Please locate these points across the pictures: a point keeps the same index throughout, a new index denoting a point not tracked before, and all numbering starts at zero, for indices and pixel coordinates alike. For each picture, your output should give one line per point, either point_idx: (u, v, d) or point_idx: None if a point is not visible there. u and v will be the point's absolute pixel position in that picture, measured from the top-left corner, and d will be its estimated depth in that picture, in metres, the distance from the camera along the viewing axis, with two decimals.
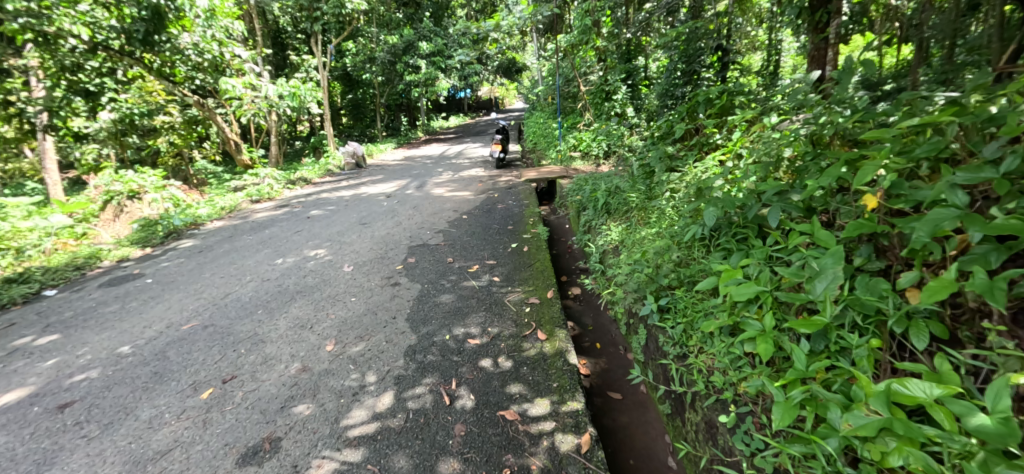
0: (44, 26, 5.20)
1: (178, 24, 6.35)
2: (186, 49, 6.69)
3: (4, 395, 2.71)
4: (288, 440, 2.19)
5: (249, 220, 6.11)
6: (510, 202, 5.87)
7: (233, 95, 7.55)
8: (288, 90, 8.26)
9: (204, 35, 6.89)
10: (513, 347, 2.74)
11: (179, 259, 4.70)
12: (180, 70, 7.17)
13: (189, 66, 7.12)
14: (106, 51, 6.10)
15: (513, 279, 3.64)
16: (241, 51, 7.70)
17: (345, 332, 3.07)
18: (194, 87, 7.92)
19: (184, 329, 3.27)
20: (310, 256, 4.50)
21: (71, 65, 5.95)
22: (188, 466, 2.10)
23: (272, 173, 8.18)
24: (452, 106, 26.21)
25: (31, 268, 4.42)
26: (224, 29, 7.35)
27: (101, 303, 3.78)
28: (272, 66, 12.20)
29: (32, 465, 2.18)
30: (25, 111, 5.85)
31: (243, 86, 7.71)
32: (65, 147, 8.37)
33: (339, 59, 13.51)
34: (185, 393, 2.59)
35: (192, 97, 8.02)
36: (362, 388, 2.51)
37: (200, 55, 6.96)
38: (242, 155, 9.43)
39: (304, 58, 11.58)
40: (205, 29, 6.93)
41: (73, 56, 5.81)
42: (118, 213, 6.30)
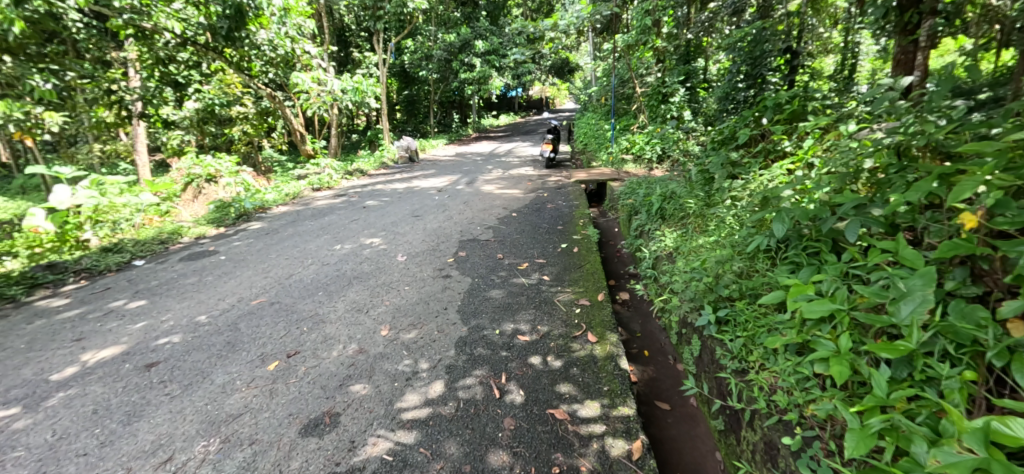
0: (144, 21, 5.81)
1: (256, 21, 6.63)
2: (263, 46, 7.09)
3: (101, 351, 3.02)
4: (346, 417, 2.30)
5: (310, 207, 6.41)
6: (559, 202, 5.84)
7: (303, 89, 7.90)
8: (351, 85, 8.69)
9: (278, 32, 7.18)
10: (563, 347, 2.73)
11: (248, 239, 5.04)
12: (256, 65, 7.68)
13: (263, 62, 7.62)
14: (194, 47, 6.65)
15: (563, 279, 3.63)
16: (312, 47, 8.07)
17: (399, 318, 3.19)
18: (267, 80, 8.45)
19: (253, 304, 3.52)
20: (366, 244, 4.69)
21: (165, 57, 6.65)
22: (256, 431, 2.25)
23: (332, 164, 8.62)
24: (503, 105, 26.15)
25: (124, 240, 4.88)
26: (297, 27, 7.77)
27: (181, 275, 4.12)
28: (336, 63, 12.87)
29: (126, 414, 2.43)
30: (124, 99, 6.60)
31: (311, 80, 8.08)
32: (154, 132, 9.12)
33: (399, 57, 14.04)
34: (254, 363, 2.78)
35: (266, 89, 8.58)
36: (414, 373, 2.59)
37: (273, 51, 7.39)
38: (306, 145, 9.94)
39: (366, 55, 11.96)
40: (280, 26, 7.20)
41: (166, 49, 6.50)
42: (197, 194, 6.75)
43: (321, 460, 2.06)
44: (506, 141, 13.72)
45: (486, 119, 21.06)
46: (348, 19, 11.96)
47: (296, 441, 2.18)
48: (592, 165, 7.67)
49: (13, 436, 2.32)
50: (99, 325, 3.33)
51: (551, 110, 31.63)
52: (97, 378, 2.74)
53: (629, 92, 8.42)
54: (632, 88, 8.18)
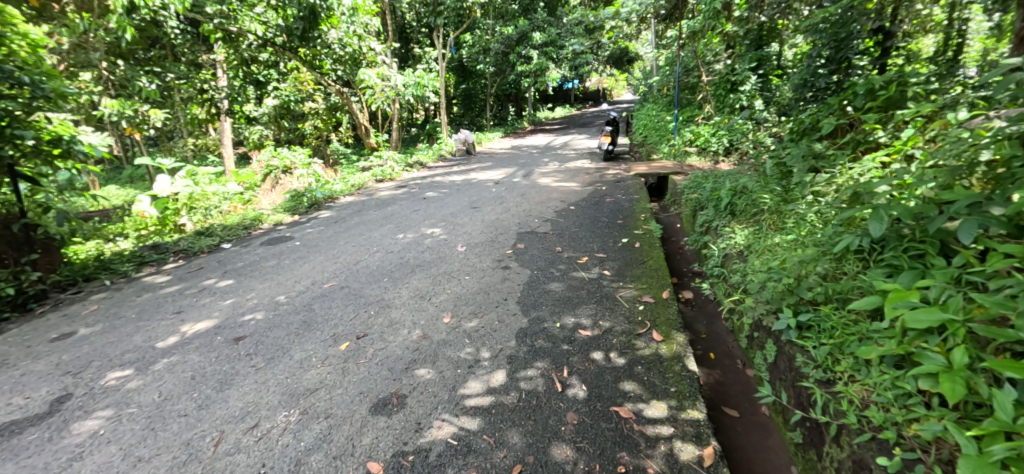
0: (231, 25, 6.37)
1: (327, 21, 7.15)
2: (333, 44, 7.53)
3: (197, 323, 3.33)
4: (413, 399, 2.38)
5: (374, 198, 6.68)
6: (619, 196, 5.68)
7: (369, 84, 8.32)
8: (413, 80, 8.97)
9: (348, 30, 7.63)
10: (626, 344, 2.66)
11: (320, 227, 5.34)
12: (326, 63, 8.12)
13: (333, 60, 8.05)
14: (274, 47, 7.09)
15: (625, 275, 3.54)
16: (377, 44, 8.41)
17: (460, 306, 3.27)
18: (337, 77, 8.89)
19: (325, 287, 3.74)
20: (427, 233, 4.82)
21: (250, 58, 7.11)
22: (331, 405, 2.39)
23: (393, 156, 8.93)
24: (560, 97, 25.84)
25: (214, 225, 5.33)
26: (364, 26, 8.09)
27: (263, 258, 4.45)
28: (398, 59, 13.39)
29: (219, 381, 2.66)
30: (214, 99, 7.08)
31: (376, 76, 8.42)
32: (238, 128, 9.89)
33: (457, 51, 14.28)
34: (328, 342, 2.95)
35: (335, 86, 9.05)
36: (476, 362, 2.63)
37: (343, 49, 7.78)
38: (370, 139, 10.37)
39: (426, 51, 12.27)
40: (349, 25, 7.63)
41: (250, 50, 6.97)
42: (275, 185, 7.34)
43: (390, 439, 2.15)
44: (563, 134, 13.56)
45: (542, 112, 20.92)
46: (410, 16, 12.32)
47: (366, 418, 2.29)
48: (652, 158, 7.41)
49: (128, 395, 2.61)
50: (195, 300, 3.68)
51: (608, 102, 30.91)
52: (194, 347, 3.03)
53: (694, 82, 8.01)
54: (698, 77, 7.76)
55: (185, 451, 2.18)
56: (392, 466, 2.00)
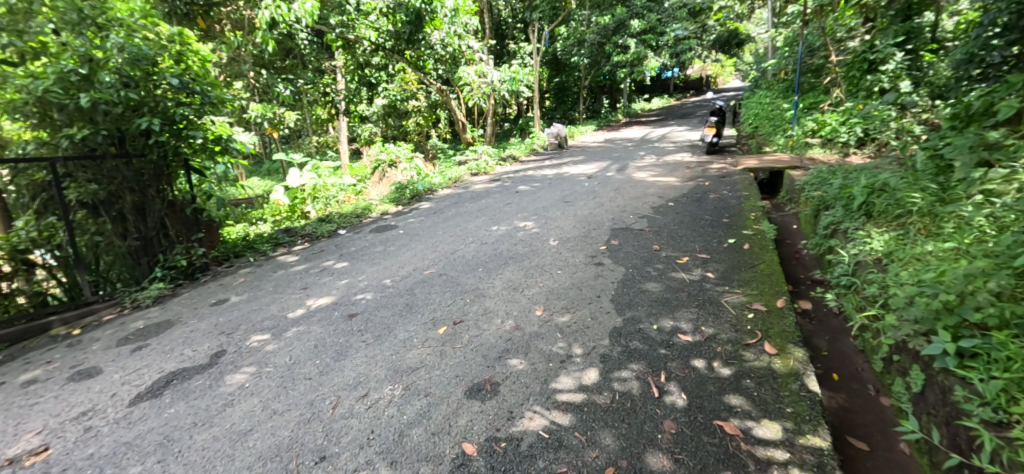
0: (350, 33, 7.27)
1: (431, 24, 7.66)
2: (436, 45, 7.86)
3: (318, 299, 3.70)
4: (506, 387, 2.42)
5: (469, 190, 6.90)
6: (724, 192, 5.24)
7: (467, 82, 8.60)
8: (508, 75, 9.13)
9: (449, 31, 7.89)
10: (733, 354, 2.45)
11: (420, 217, 5.64)
12: (429, 63, 8.56)
13: (435, 60, 8.44)
14: (384, 51, 7.86)
15: (731, 278, 3.26)
16: (475, 43, 8.58)
17: (552, 300, 3.25)
18: (439, 76, 9.27)
19: (425, 273, 3.94)
20: (520, 226, 4.85)
21: (363, 62, 8.04)
22: (430, 384, 2.51)
23: (488, 150, 9.15)
24: (658, 86, 24.49)
25: (332, 213, 5.88)
26: (465, 25, 8.29)
27: (371, 244, 4.82)
28: (494, 56, 13.53)
29: (335, 352, 2.93)
30: (335, 100, 7.86)
31: (474, 73, 8.61)
32: (352, 126, 10.83)
33: (552, 45, 14.23)
34: (428, 325, 3.11)
35: (437, 85, 9.46)
36: (569, 357, 2.60)
37: (444, 49, 8.09)
38: (465, 134, 10.63)
39: (521, 46, 12.40)
40: (451, 26, 7.94)
41: (363, 55, 7.84)
42: (381, 178, 7.65)
43: (484, 423, 2.20)
44: (661, 126, 12.86)
45: (638, 102, 20.02)
46: (506, 13, 12.53)
47: (462, 400, 2.37)
48: (764, 151, 6.73)
49: (264, 356, 2.98)
50: (316, 278, 4.09)
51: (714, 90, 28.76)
52: (315, 320, 3.37)
53: (818, 64, 7.11)
54: (822, 58, 6.83)
55: (310, 411, 2.43)
56: (486, 449, 2.04)
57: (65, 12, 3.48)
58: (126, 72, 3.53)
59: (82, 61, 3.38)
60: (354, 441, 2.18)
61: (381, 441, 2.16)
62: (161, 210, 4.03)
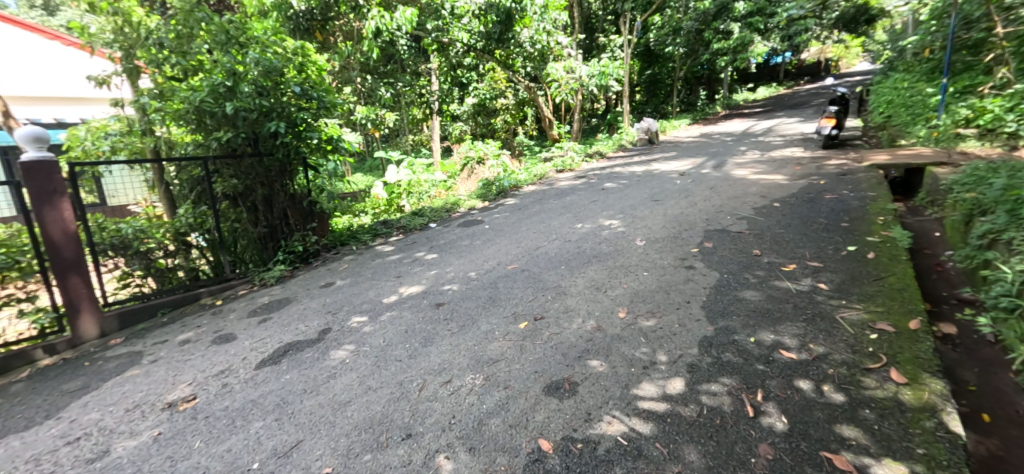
0: (444, 36, 7.69)
1: (520, 22, 7.62)
2: (525, 42, 7.86)
3: (409, 287, 3.92)
4: (584, 388, 2.36)
5: (554, 187, 6.82)
6: (844, 192, 4.61)
7: (555, 78, 8.23)
8: (599, 70, 8.44)
9: (538, 28, 7.87)
10: (848, 379, 2.15)
11: (505, 213, 5.71)
12: (518, 63, 8.64)
13: (524, 58, 8.44)
14: (476, 52, 8.14)
15: (849, 291, 2.87)
16: (563, 38, 8.30)
17: (637, 303, 3.11)
18: (527, 74, 9.21)
19: (508, 268, 3.99)
20: (605, 225, 4.70)
21: (455, 64, 8.42)
22: (510, 377, 2.53)
23: (574, 147, 8.99)
24: (764, 74, 22.27)
25: (424, 207, 6.17)
26: (554, 22, 8.16)
27: (458, 238, 4.98)
28: (581, 50, 13.01)
29: (423, 338, 3.09)
30: (430, 101, 8.37)
31: (563, 69, 8.30)
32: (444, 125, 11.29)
33: (644, 36, 13.60)
34: (509, 319, 3.15)
35: (525, 83, 9.41)
36: (652, 364, 2.47)
37: (533, 47, 8.07)
38: (552, 130, 10.60)
39: (611, 38, 12.01)
40: (540, 22, 7.87)
41: (456, 56, 8.19)
42: (470, 175, 7.90)
43: (561, 422, 2.17)
44: (769, 117, 11.71)
45: (741, 92, 18.37)
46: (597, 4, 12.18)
47: (540, 397, 2.35)
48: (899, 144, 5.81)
49: (361, 336, 3.23)
50: (408, 268, 4.33)
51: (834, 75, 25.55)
52: (405, 307, 3.58)
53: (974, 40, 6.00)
54: (983, 32, 5.73)
55: (399, 390, 2.58)
56: (562, 448, 2.01)
57: (215, 33, 3.98)
58: (261, 83, 3.91)
59: (227, 75, 3.81)
60: (437, 423, 2.26)
61: (461, 426, 2.22)
62: (285, 202, 4.37)
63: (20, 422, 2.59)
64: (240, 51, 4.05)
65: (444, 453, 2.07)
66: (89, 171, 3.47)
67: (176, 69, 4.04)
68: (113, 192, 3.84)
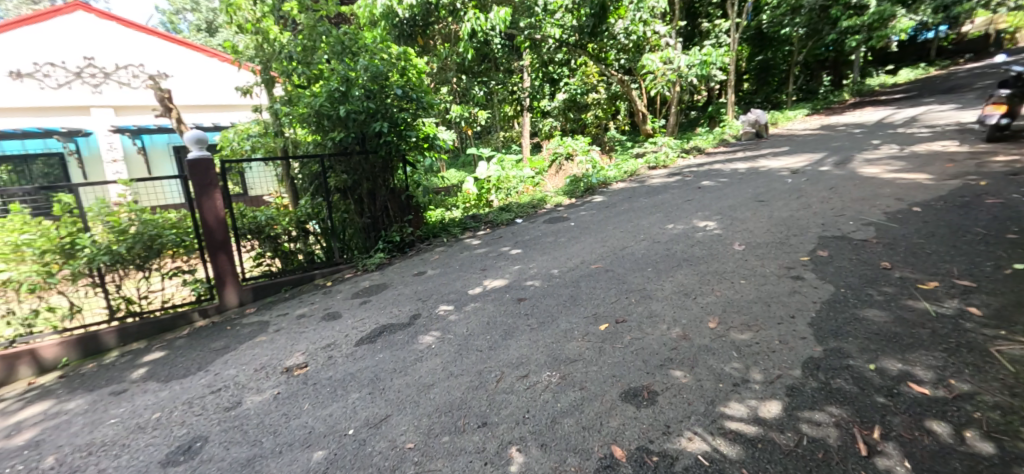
0: (537, 33, 8.10)
1: (614, 14, 7.85)
2: (619, 34, 8.01)
3: (494, 280, 4.05)
4: (665, 399, 2.24)
5: (645, 185, 6.48)
6: (1012, 195, 3.77)
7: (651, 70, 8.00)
8: (700, 59, 7.80)
9: (634, 18, 7.87)
10: (1004, 428, 1.77)
11: (592, 210, 5.59)
12: (611, 56, 8.66)
13: (617, 51, 8.51)
14: (567, 47, 8.42)
15: (1010, 320, 2.36)
16: (662, 27, 8.12)
17: (731, 314, 2.87)
18: (620, 67, 8.97)
19: (592, 267, 3.93)
20: (700, 226, 4.37)
21: (547, 60, 8.97)
22: (586, 379, 2.50)
23: (669, 141, 8.35)
24: (909, 54, 18.71)
25: (511, 203, 6.29)
26: (652, 10, 8.00)
27: (544, 234, 5.00)
28: (681, 39, 11.84)
29: (504, 331, 3.18)
30: (520, 97, 9.23)
31: (659, 59, 7.92)
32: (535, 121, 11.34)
33: (756, 17, 12.31)
34: (590, 319, 3.12)
35: (617, 75, 9.09)
36: (744, 382, 2.27)
37: (627, 38, 8.13)
38: (645, 125, 9.87)
39: (717, 23, 10.96)
40: (636, 12, 7.85)
41: (548, 52, 8.62)
42: (558, 171, 7.82)
43: (636, 430, 2.07)
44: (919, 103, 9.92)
45: (876, 79, 15.83)
46: None
47: (616, 402, 2.29)
48: None
49: (447, 324, 3.44)
50: (494, 262, 4.46)
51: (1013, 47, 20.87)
52: (490, 299, 3.72)
53: None
54: None
55: (478, 379, 2.68)
56: (636, 457, 1.92)
57: (334, 44, 4.53)
58: (370, 87, 4.33)
59: (342, 82, 4.28)
60: (512, 415, 2.30)
61: (535, 421, 2.23)
62: (385, 196, 4.80)
63: (182, 371, 3.20)
64: (352, 59, 4.55)
65: (516, 445, 2.08)
66: (236, 167, 4.12)
67: (302, 78, 4.63)
68: (253, 184, 4.48)
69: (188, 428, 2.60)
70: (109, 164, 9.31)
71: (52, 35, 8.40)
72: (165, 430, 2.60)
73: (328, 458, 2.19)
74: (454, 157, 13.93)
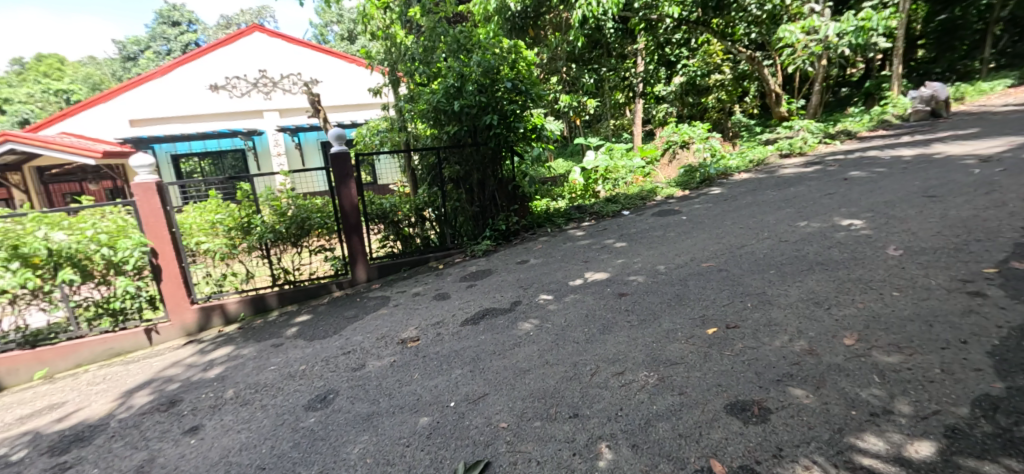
0: (653, 13, 7.73)
1: None
2: (750, 6, 7.34)
3: (597, 273, 3.98)
4: (779, 418, 1.97)
5: (775, 175, 5.71)
6: None
7: (789, 43, 7.07)
8: (854, 25, 6.73)
9: None
10: None
11: (708, 203, 5.11)
12: (739, 29, 7.96)
13: (747, 23, 7.77)
14: (688, 25, 8.09)
15: None
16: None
17: (874, 330, 2.42)
18: (749, 42, 8.26)
19: (703, 266, 3.62)
20: (842, 225, 3.74)
21: (664, 41, 8.50)
22: (688, 384, 2.32)
23: (809, 125, 7.27)
24: None
25: (619, 194, 6.07)
26: None
27: (652, 228, 4.72)
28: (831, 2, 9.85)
29: (602, 326, 3.11)
30: (632, 83, 9.14)
31: (800, 30, 7.03)
32: (649, 107, 10.71)
33: None
34: (696, 322, 2.89)
35: (744, 52, 8.28)
36: (887, 413, 1.89)
37: (761, 8, 7.33)
38: (780, 107, 8.65)
39: None
40: None
41: (666, 33, 8.25)
42: (672, 159, 7.29)
43: (740, 447, 1.86)
44: None
45: None
46: None
47: (720, 414, 2.08)
48: None
49: (546, 313, 3.50)
50: (596, 254, 4.37)
51: None
52: (591, 292, 3.67)
53: None
54: None
55: (573, 370, 2.67)
56: None
57: (451, 42, 4.91)
58: (480, 81, 4.57)
59: (456, 78, 4.58)
60: (604, 411, 2.24)
61: (627, 420, 2.14)
62: (494, 186, 5.04)
63: (322, 333, 3.78)
64: (466, 55, 4.85)
65: (606, 442, 2.03)
66: (367, 160, 4.67)
67: (422, 76, 4.98)
68: (382, 174, 5.00)
69: (325, 381, 3.07)
70: (275, 157, 11.10)
71: (238, 54, 10.54)
72: (309, 381, 3.10)
73: (432, 425, 2.39)
74: (562, 146, 13.72)
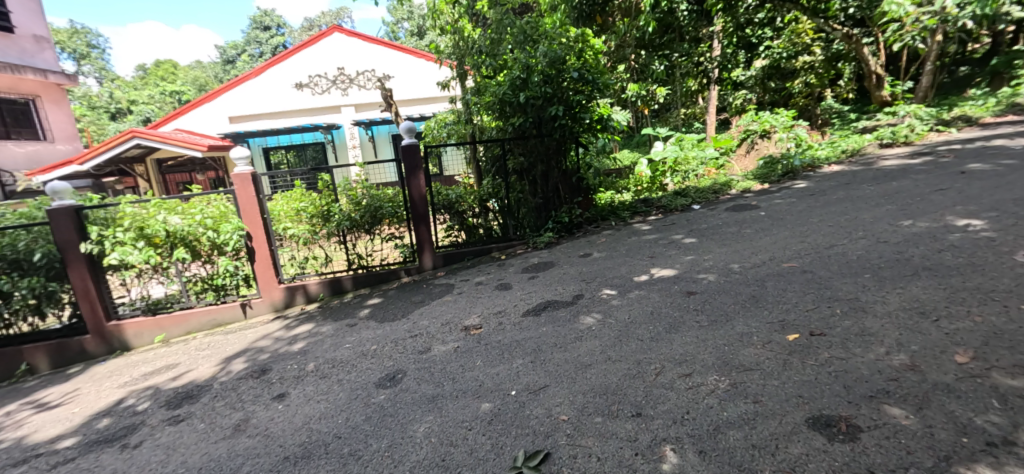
0: None
1: None
2: None
3: (664, 269, 3.82)
4: (871, 438, 1.77)
5: (872, 168, 5.09)
6: None
7: (896, 17, 6.30)
8: None
9: None
10: None
11: (791, 198, 4.69)
12: (834, 3, 7.29)
13: None
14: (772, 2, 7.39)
15: None
16: None
17: (993, 348, 2.10)
18: (846, 18, 7.64)
19: (784, 266, 3.34)
20: (955, 226, 3.27)
21: (745, 22, 7.77)
22: (763, 392, 2.16)
23: (918, 110, 6.40)
24: None
25: (690, 187, 5.75)
26: None
27: (726, 223, 4.43)
28: None
29: (668, 324, 2.99)
30: (707, 69, 8.26)
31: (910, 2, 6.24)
32: (726, 94, 10.00)
33: None
34: (774, 327, 2.67)
35: (841, 29, 7.58)
36: (1010, 444, 1.64)
37: None
38: (882, 90, 7.90)
39: None
40: None
41: (747, 13, 7.51)
42: (750, 150, 6.89)
43: (823, 465, 1.71)
44: None
45: None
46: None
47: (800, 427, 1.91)
48: None
49: (609, 308, 3.43)
50: (664, 250, 4.19)
51: None
52: (658, 289, 3.53)
53: None
54: None
55: (636, 369, 2.59)
56: None
57: (518, 33, 4.92)
58: (547, 72, 4.57)
59: (523, 69, 4.62)
60: (669, 413, 2.15)
61: (694, 425, 2.04)
62: (557, 178, 5.04)
63: (393, 316, 4.01)
64: (533, 46, 4.87)
65: (670, 445, 1.95)
66: (434, 152, 4.86)
67: (489, 69, 5.11)
68: (449, 165, 5.08)
69: (394, 361, 3.27)
70: (351, 149, 11.87)
71: (320, 54, 11.35)
72: (381, 360, 3.31)
73: (493, 411, 2.46)
74: (627, 137, 13.15)
